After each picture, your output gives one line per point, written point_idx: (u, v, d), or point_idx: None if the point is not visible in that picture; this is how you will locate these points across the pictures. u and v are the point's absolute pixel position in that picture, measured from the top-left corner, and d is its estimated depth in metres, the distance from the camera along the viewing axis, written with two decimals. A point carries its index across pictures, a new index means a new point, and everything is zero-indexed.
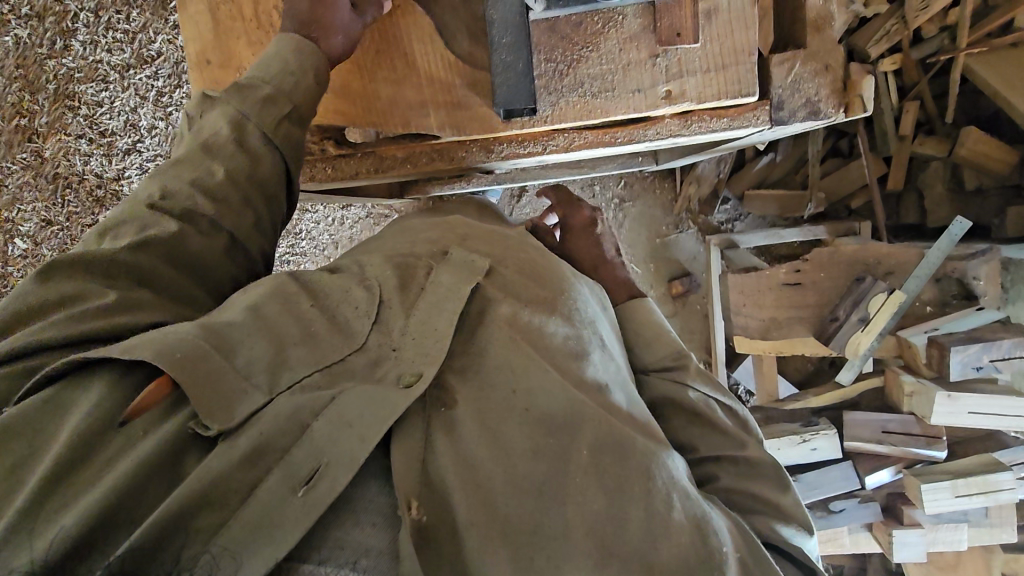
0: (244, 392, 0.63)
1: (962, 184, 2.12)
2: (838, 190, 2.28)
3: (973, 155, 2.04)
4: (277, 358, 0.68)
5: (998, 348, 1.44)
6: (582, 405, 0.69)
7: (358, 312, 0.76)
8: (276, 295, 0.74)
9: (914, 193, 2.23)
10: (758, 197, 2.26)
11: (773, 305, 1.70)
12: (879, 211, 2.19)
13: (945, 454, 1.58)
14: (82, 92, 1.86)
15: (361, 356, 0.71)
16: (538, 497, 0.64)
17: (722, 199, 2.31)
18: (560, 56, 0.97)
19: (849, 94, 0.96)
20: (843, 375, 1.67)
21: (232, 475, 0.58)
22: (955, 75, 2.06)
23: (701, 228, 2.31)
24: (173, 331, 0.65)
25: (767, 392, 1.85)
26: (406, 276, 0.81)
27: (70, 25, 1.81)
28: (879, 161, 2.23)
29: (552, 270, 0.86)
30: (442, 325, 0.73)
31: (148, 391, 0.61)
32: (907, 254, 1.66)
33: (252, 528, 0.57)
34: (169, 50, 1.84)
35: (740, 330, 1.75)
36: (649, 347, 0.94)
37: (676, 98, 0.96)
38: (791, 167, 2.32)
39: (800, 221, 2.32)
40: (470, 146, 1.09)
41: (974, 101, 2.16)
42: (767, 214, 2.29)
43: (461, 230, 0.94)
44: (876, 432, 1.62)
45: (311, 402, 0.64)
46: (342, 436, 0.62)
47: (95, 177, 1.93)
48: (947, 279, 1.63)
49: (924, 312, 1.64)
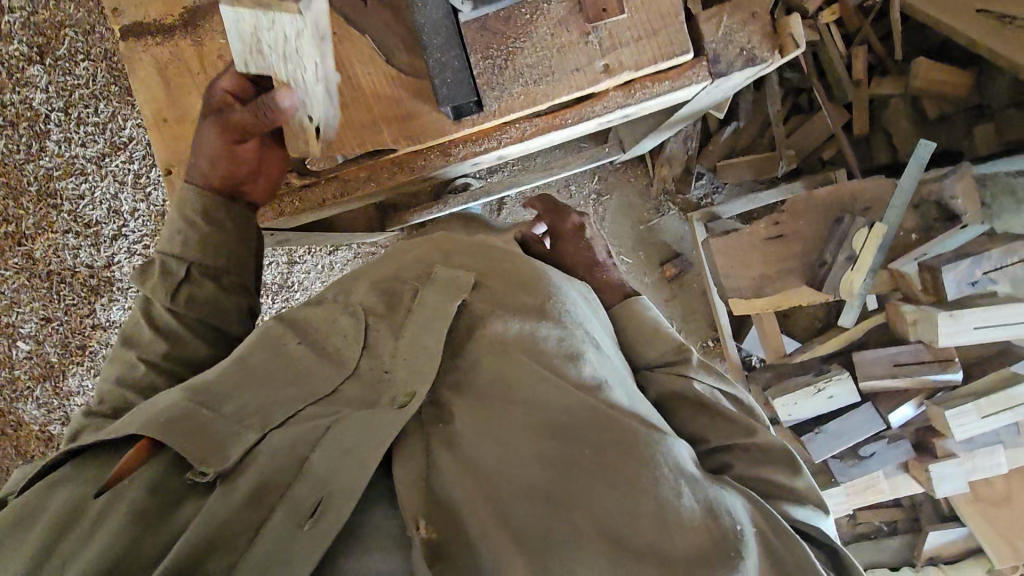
0: (233, 437, 0.62)
1: (925, 115, 2.13)
2: (808, 145, 2.28)
3: (929, 84, 2.05)
4: (266, 401, 0.66)
5: (988, 259, 1.44)
6: (580, 399, 0.65)
7: (346, 340, 0.74)
8: (262, 340, 0.72)
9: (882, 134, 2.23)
10: (731, 167, 2.27)
11: (762, 265, 1.71)
12: (852, 156, 2.19)
13: (962, 376, 1.54)
14: (62, 189, 1.87)
15: (354, 383, 0.70)
16: (548, 503, 0.60)
17: (697, 174, 2.29)
18: (495, 52, 0.98)
19: (782, 36, 0.97)
20: (845, 317, 1.66)
21: (232, 521, 0.57)
22: (895, 11, 2.09)
23: (683, 207, 2.28)
24: (162, 398, 0.64)
25: (773, 349, 1.78)
26: (393, 300, 0.78)
27: (42, 127, 1.83)
28: (840, 109, 2.24)
29: (534, 271, 0.80)
30: (430, 341, 0.71)
31: (129, 457, 0.59)
32: (882, 188, 1.66)
33: (262, 568, 0.55)
34: (140, 133, 1.85)
35: (733, 293, 1.74)
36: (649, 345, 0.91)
37: (615, 70, 0.97)
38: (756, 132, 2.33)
39: (779, 181, 2.31)
40: (427, 153, 1.09)
41: (920, 34, 2.18)
42: (743, 180, 2.28)
43: (448, 245, 0.89)
44: (887, 366, 1.61)
45: (307, 435, 0.63)
46: (340, 464, 0.61)
47: (87, 267, 1.93)
48: (927, 202, 1.60)
49: (911, 241, 1.61)
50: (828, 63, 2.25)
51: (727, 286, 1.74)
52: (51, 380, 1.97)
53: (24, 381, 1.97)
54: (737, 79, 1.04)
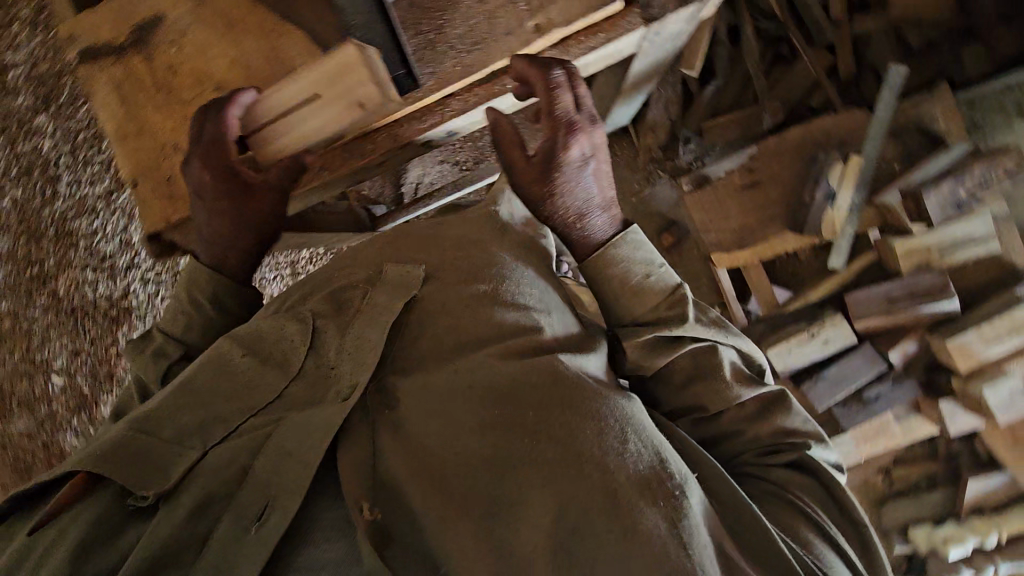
0: (174, 459, 0.91)
1: (910, 46, 2.25)
2: (792, 94, 2.40)
3: (908, 10, 2.19)
4: (221, 412, 0.96)
5: (971, 177, 1.83)
6: (630, 455, 0.87)
7: (291, 350, 1.02)
8: (225, 367, 0.99)
9: (869, 71, 2.32)
10: (718, 126, 2.40)
11: (740, 213, 2.07)
12: (837, 99, 2.29)
13: (958, 302, 1.84)
14: (77, 228, 1.95)
15: (304, 382, 0.99)
16: (628, 533, 0.81)
17: (685, 139, 2.45)
18: (427, 27, 1.23)
19: None
20: (833, 260, 1.94)
21: (223, 472, 0.90)
22: None
23: (671, 173, 2.47)
24: (109, 433, 0.92)
25: (765, 300, 2.08)
26: (341, 299, 1.06)
27: (52, 172, 1.91)
28: (823, 53, 2.33)
29: (460, 243, 1.08)
30: (302, 444, 0.90)
31: (71, 486, 0.89)
32: (855, 120, 1.98)
33: (229, 515, 0.86)
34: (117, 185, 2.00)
35: (718, 248, 2.09)
36: (637, 298, 1.10)
37: (546, 28, 1.19)
38: (738, 89, 2.46)
39: (763, 135, 2.40)
40: (377, 139, 1.31)
41: None
42: (731, 139, 2.41)
43: (431, 239, 1.10)
44: (881, 302, 1.91)
45: (249, 445, 0.92)
46: (286, 463, 0.88)
47: (92, 303, 1.99)
48: (908, 127, 1.93)
49: (895, 169, 1.94)
50: (803, 6, 2.34)
51: (711, 239, 2.11)
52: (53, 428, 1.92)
53: None
54: (674, 21, 1.22)
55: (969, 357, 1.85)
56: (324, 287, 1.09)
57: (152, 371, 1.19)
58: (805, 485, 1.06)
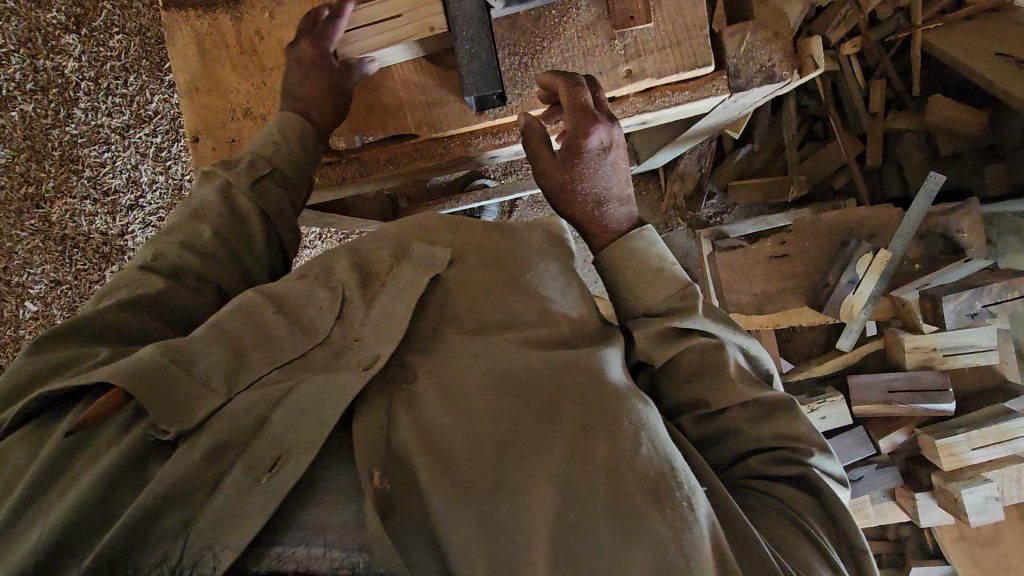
0: (199, 398, 0.81)
1: (937, 150, 2.37)
2: (820, 172, 2.52)
3: (944, 120, 2.28)
4: (237, 364, 0.87)
5: (988, 293, 1.92)
6: (637, 461, 0.78)
7: (322, 311, 0.97)
8: (253, 317, 0.92)
9: (894, 167, 2.46)
10: (743, 187, 2.47)
11: (763, 281, 2.11)
12: (862, 186, 2.42)
13: (953, 406, 1.94)
14: (85, 154, 2.24)
15: (322, 349, 0.92)
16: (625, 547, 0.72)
17: (708, 193, 2.53)
18: (522, 50, 1.28)
19: (803, 57, 1.21)
20: (842, 341, 2.13)
21: (241, 430, 0.80)
22: (916, 49, 2.38)
23: (690, 224, 2.53)
24: (136, 356, 0.81)
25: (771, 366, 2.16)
26: (366, 277, 1.02)
27: (72, 94, 2.19)
28: (855, 140, 2.50)
29: (512, 255, 1.06)
30: (325, 402, 0.82)
31: (101, 403, 0.78)
32: (892, 217, 2.13)
33: (250, 467, 0.77)
34: (165, 107, 2.26)
35: (737, 308, 2.16)
36: (655, 287, 1.04)
37: (636, 75, 1.24)
38: (769, 156, 2.56)
39: (786, 205, 2.52)
40: (448, 144, 1.38)
41: (938, 74, 2.44)
42: (754, 201, 2.49)
43: (490, 236, 1.08)
44: (883, 391, 2.01)
45: (268, 397, 0.83)
46: (306, 421, 0.81)
47: (100, 235, 2.29)
48: (933, 233, 2.10)
49: (914, 269, 2.11)
50: (845, 95, 2.52)
51: (732, 299, 2.15)
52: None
53: (25, 341, 2.28)
54: (757, 94, 1.27)
55: (956, 458, 1.93)
56: (345, 256, 1.06)
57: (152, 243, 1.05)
58: (805, 504, 0.94)
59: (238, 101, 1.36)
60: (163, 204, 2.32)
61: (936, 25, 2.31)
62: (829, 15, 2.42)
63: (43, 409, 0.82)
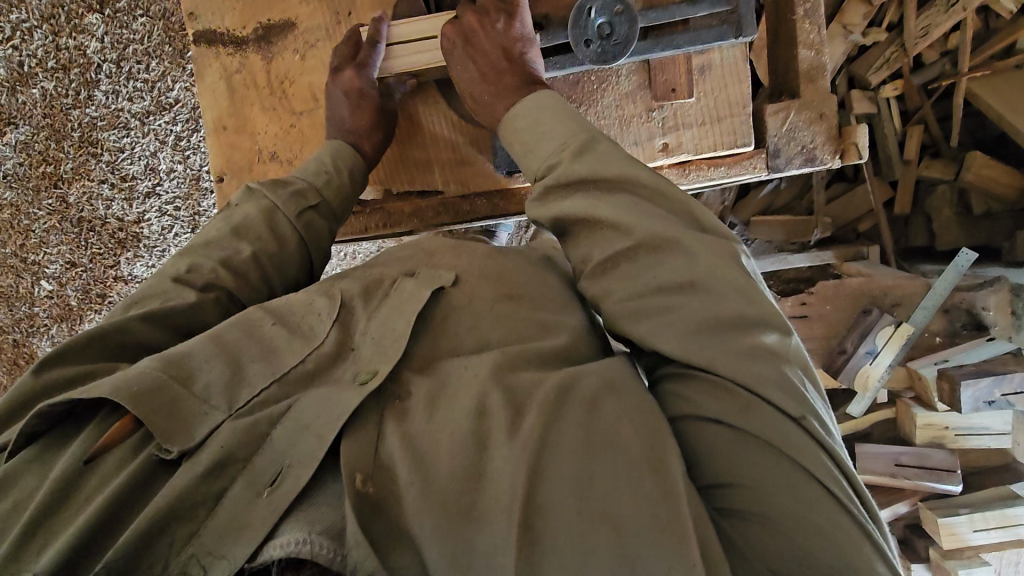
0: (203, 418, 0.84)
1: (969, 209, 2.34)
2: (846, 216, 2.49)
3: (979, 178, 2.25)
4: (238, 375, 0.90)
5: (1011, 383, 1.81)
6: (603, 438, 0.81)
7: (322, 317, 1.00)
8: (251, 330, 0.97)
9: (922, 217, 2.48)
10: (765, 224, 2.45)
11: None
12: (886, 235, 2.41)
13: (959, 488, 2.04)
14: (105, 138, 2.29)
15: (331, 372, 0.94)
16: (595, 511, 0.74)
17: (730, 224, 2.49)
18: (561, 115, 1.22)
19: (845, 142, 1.14)
20: (855, 407, 2.10)
21: (242, 447, 0.82)
22: (960, 96, 2.29)
23: None
24: (138, 369, 0.85)
25: None
26: (373, 285, 1.06)
27: (93, 76, 2.22)
28: (887, 187, 2.47)
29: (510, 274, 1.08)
30: (324, 421, 0.83)
31: (116, 429, 0.82)
32: (915, 288, 2.08)
33: (244, 481, 0.79)
34: (185, 95, 2.26)
35: None
36: (595, 200, 0.96)
37: (673, 149, 1.19)
38: (796, 194, 2.52)
39: (807, 246, 2.50)
40: (472, 201, 1.39)
41: (979, 124, 2.37)
42: (774, 239, 2.47)
43: (501, 263, 1.10)
44: (889, 464, 2.11)
45: (270, 414, 0.85)
46: (298, 440, 0.82)
47: (118, 221, 2.37)
48: (957, 308, 2.07)
49: (934, 343, 2.08)
50: (882, 138, 2.46)
51: None
52: (68, 321, 2.46)
53: (43, 318, 2.45)
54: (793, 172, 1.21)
55: (956, 537, 2.00)
56: (354, 277, 1.10)
57: (183, 260, 1.09)
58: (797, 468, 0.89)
59: (265, 144, 1.39)
60: (181, 192, 2.36)
61: (983, 73, 2.23)
62: (874, 55, 2.31)
63: (55, 424, 0.86)
